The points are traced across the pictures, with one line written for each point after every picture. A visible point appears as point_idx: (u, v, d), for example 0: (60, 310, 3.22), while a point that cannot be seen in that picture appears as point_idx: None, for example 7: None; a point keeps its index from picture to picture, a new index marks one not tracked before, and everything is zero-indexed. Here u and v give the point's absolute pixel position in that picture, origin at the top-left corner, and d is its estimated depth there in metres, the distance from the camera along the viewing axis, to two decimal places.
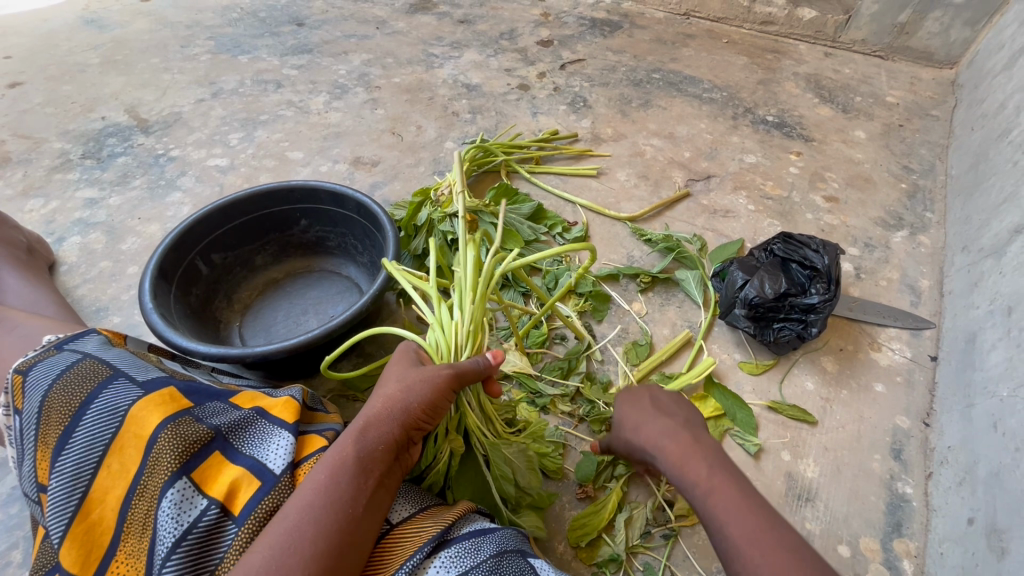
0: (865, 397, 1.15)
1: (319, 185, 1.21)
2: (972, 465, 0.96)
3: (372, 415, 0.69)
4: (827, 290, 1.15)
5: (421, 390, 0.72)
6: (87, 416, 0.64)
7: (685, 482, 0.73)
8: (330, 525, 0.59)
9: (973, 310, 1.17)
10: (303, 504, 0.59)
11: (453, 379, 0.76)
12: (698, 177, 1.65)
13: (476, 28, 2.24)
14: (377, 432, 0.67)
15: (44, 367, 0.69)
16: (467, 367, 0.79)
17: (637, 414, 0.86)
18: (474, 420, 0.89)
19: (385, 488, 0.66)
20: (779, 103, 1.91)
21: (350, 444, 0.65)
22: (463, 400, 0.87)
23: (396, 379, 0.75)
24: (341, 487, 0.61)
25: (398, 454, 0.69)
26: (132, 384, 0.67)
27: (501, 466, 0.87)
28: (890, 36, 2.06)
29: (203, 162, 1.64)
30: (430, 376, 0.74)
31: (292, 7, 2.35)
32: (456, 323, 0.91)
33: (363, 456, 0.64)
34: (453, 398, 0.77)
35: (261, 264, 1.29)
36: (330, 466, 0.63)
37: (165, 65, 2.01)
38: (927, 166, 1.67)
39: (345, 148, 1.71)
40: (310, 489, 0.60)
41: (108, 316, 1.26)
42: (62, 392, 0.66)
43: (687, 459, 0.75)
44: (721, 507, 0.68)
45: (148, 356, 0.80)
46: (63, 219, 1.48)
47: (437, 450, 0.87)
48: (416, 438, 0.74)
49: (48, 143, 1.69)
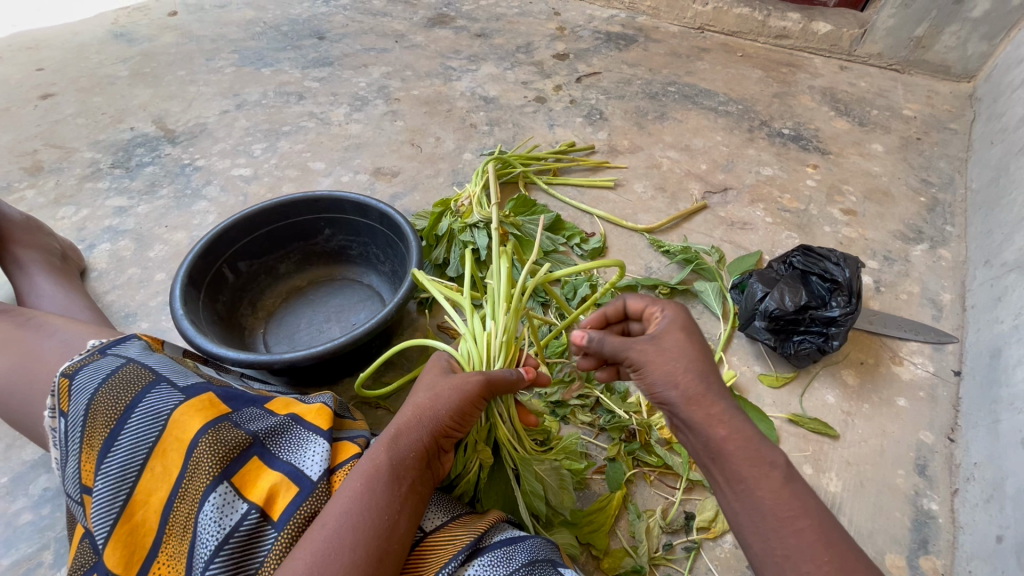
0: (887, 411, 1.14)
1: (344, 196, 1.23)
2: (1000, 482, 0.95)
3: (403, 422, 0.70)
4: (848, 303, 1.14)
5: (449, 399, 0.73)
6: (131, 420, 0.66)
7: (749, 471, 0.62)
8: (367, 533, 0.60)
9: (998, 325, 1.16)
10: (340, 513, 0.60)
11: (483, 386, 0.77)
12: (714, 189, 1.66)
13: (493, 42, 2.28)
14: (408, 440, 0.69)
15: (90, 371, 0.71)
16: (501, 376, 0.81)
17: (688, 351, 0.69)
18: (504, 432, 0.89)
19: (419, 495, 0.66)
20: (795, 116, 1.91)
21: (380, 451, 0.66)
22: (493, 411, 0.88)
23: (426, 388, 0.76)
24: (377, 494, 0.63)
25: (429, 462, 0.70)
26: (173, 390, 0.69)
27: (532, 483, 0.87)
28: (907, 50, 2.06)
29: (227, 172, 1.68)
30: (457, 382, 0.75)
31: (313, 22, 2.41)
32: (490, 333, 0.92)
33: (395, 464, 0.65)
34: (482, 405, 0.78)
35: (285, 272, 1.31)
36: (365, 474, 0.64)
37: (190, 78, 2.06)
38: (946, 179, 1.67)
39: (366, 158, 1.74)
40: (347, 497, 0.62)
41: (137, 322, 1.29)
42: (108, 396, 0.68)
43: (758, 444, 0.64)
44: (797, 509, 0.60)
45: (185, 362, 0.82)
46: (93, 226, 1.52)
47: (466, 459, 0.88)
48: (445, 446, 0.75)
49: (78, 152, 1.74)
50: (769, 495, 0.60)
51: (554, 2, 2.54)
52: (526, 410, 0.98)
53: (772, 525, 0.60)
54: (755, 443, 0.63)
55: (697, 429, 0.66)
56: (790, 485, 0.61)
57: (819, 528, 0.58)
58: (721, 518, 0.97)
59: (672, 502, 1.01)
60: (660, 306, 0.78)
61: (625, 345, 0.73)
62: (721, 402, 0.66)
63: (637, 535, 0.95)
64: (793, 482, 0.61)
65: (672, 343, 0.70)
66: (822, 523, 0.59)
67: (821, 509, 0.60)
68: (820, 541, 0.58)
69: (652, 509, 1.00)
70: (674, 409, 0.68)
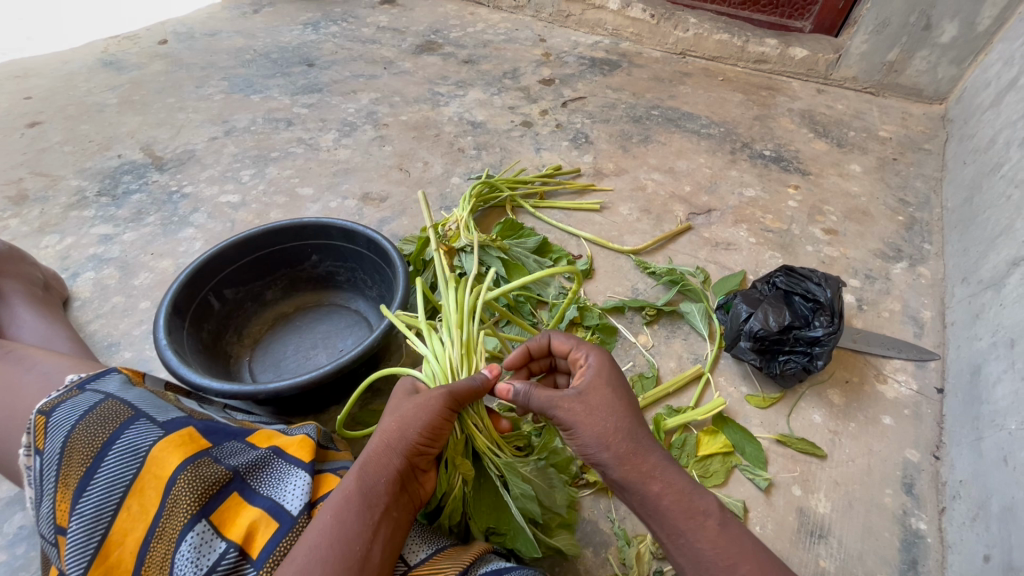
0: (873, 429, 1.15)
1: (331, 223, 1.24)
2: (985, 500, 0.96)
3: (372, 451, 0.70)
4: (831, 323, 1.16)
5: (417, 420, 0.74)
6: (107, 458, 0.65)
7: (673, 526, 0.69)
8: (339, 566, 0.59)
9: (976, 341, 1.19)
10: (307, 547, 0.60)
11: (447, 399, 0.78)
12: (699, 211, 1.68)
13: (481, 67, 2.33)
14: (376, 467, 0.69)
15: (68, 408, 0.72)
16: (467, 386, 0.82)
17: (607, 417, 0.75)
18: (483, 442, 0.90)
19: (395, 519, 0.66)
20: (775, 138, 1.97)
21: (349, 479, 0.67)
22: (467, 420, 0.89)
23: (392, 411, 0.77)
24: (349, 525, 0.62)
25: (404, 483, 0.70)
26: (152, 426, 0.69)
27: (520, 486, 0.86)
28: (880, 74, 2.15)
29: (215, 199, 1.68)
30: (423, 400, 0.76)
31: (302, 49, 2.45)
32: (448, 347, 0.95)
33: (366, 491, 0.66)
34: (452, 418, 0.79)
35: (271, 298, 1.31)
36: (336, 505, 0.63)
37: (180, 105, 2.08)
38: (922, 199, 1.72)
39: (354, 184, 1.75)
40: (315, 532, 0.61)
41: (119, 352, 1.27)
42: (85, 433, 0.68)
43: (690, 495, 0.70)
44: (731, 555, 0.66)
45: (166, 396, 0.82)
46: (77, 254, 1.50)
47: (450, 475, 0.86)
48: (421, 464, 0.75)
49: (64, 180, 1.73)
50: (708, 543, 0.67)
51: (540, 29, 2.62)
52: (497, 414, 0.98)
53: (715, 571, 0.65)
54: (687, 493, 0.70)
55: (634, 487, 0.72)
56: (725, 532, 0.67)
57: (756, 567, 0.65)
58: None
59: None
60: (586, 355, 0.85)
61: (555, 410, 0.78)
62: (652, 457, 0.73)
63: (627, 561, 0.94)
64: (725, 526, 0.68)
65: (600, 407, 0.76)
66: (758, 561, 0.65)
67: (758, 552, 0.66)
68: None
69: (642, 535, 0.99)
70: (607, 468, 0.74)
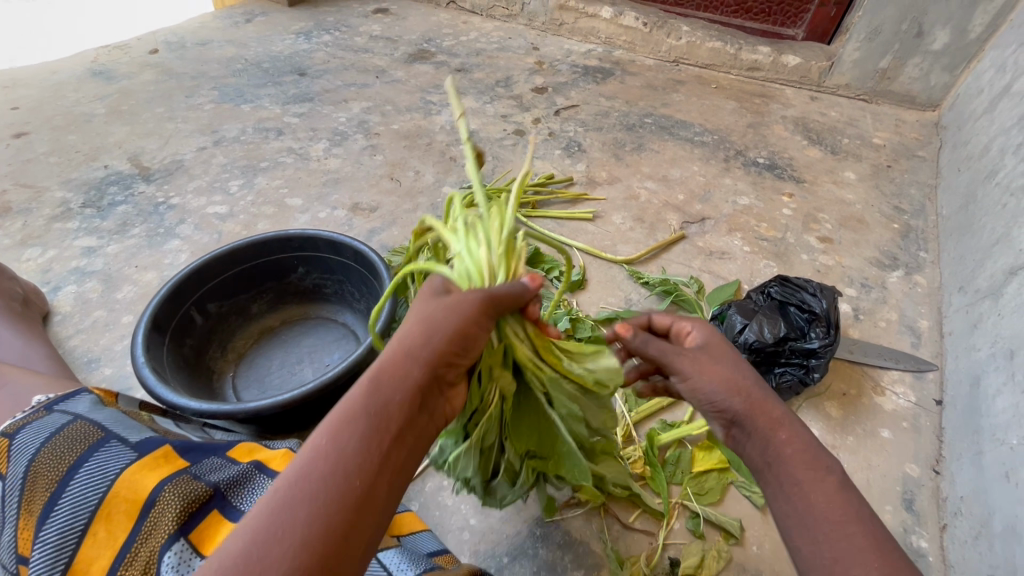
0: (872, 443, 1.12)
1: (317, 234, 1.21)
2: (987, 517, 0.93)
3: (388, 361, 0.62)
4: (826, 334, 1.14)
5: (443, 329, 0.63)
6: (74, 482, 0.63)
7: (790, 477, 0.60)
8: (333, 497, 0.53)
9: (975, 352, 1.17)
10: (303, 470, 0.54)
11: (483, 304, 0.66)
12: (692, 219, 1.67)
13: (473, 76, 2.32)
14: (391, 380, 0.61)
15: (33, 429, 0.68)
16: (505, 292, 0.70)
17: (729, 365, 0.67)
18: (524, 355, 0.76)
19: (405, 443, 0.60)
20: (769, 145, 1.96)
21: (360, 386, 0.60)
22: (505, 329, 0.75)
23: (420, 309, 0.67)
24: (349, 450, 0.55)
25: (422, 399, 0.63)
26: (124, 447, 0.67)
27: (566, 406, 0.76)
28: (873, 81, 2.15)
29: (202, 210, 1.65)
30: (451, 302, 0.66)
31: (294, 58, 2.44)
32: (490, 265, 0.75)
33: (377, 410, 0.58)
34: (488, 324, 0.68)
35: (257, 312, 1.28)
36: (337, 425, 0.57)
37: (169, 115, 2.05)
38: (917, 206, 1.71)
39: (344, 194, 1.73)
40: (311, 455, 0.55)
41: (100, 368, 1.24)
42: (51, 457, 0.65)
43: (812, 449, 0.62)
44: (842, 513, 0.57)
45: (139, 416, 0.80)
46: (59, 268, 1.47)
47: (484, 390, 0.78)
48: (450, 376, 0.66)
49: (49, 192, 1.70)
50: (822, 498, 0.58)
51: (533, 38, 2.61)
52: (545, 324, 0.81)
53: (825, 529, 0.56)
54: (811, 450, 0.62)
55: (754, 433, 0.63)
56: (843, 491, 0.59)
57: (869, 534, 0.55)
58: (706, 564, 0.94)
59: (655, 548, 0.98)
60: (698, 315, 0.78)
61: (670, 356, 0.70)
62: (779, 407, 0.65)
63: None
64: (846, 490, 0.59)
65: (723, 357, 0.69)
66: (873, 530, 0.56)
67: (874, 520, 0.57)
68: (872, 548, 0.54)
69: (636, 556, 0.97)
70: (730, 416, 0.65)
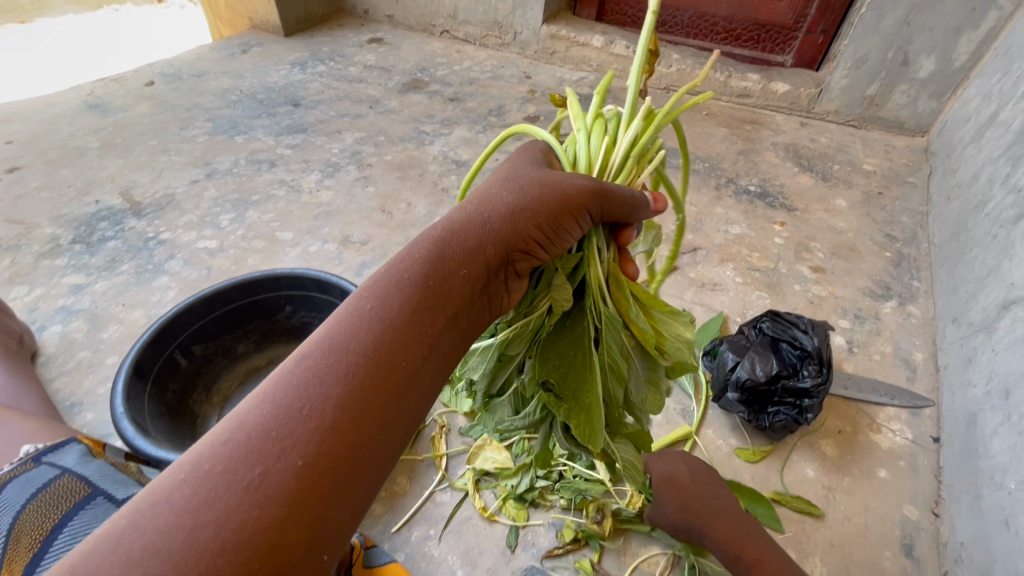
0: (868, 484, 1.10)
1: (304, 273, 1.21)
2: (988, 566, 0.90)
3: (462, 230, 0.60)
4: (819, 373, 1.12)
5: (527, 216, 0.62)
6: (61, 539, 0.62)
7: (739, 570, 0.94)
8: (373, 374, 0.50)
9: (970, 389, 1.15)
10: (349, 332, 0.52)
11: (588, 195, 0.64)
12: (684, 249, 1.66)
13: (466, 105, 2.34)
14: (462, 254, 0.59)
15: (20, 483, 0.67)
16: (617, 191, 0.68)
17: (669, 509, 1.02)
18: (598, 276, 0.71)
19: (457, 328, 0.59)
20: (760, 173, 1.96)
21: (414, 264, 0.57)
22: (591, 240, 0.71)
23: (507, 181, 0.66)
24: (399, 326, 0.53)
25: (484, 286, 0.61)
26: (112, 505, 0.68)
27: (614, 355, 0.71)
28: (862, 107, 2.17)
29: (192, 245, 1.65)
30: (523, 186, 0.64)
31: (289, 89, 2.46)
32: (608, 178, 0.72)
33: (440, 287, 0.57)
34: (584, 218, 0.65)
35: (242, 352, 1.28)
36: (395, 296, 0.55)
37: (162, 147, 2.07)
38: (909, 234, 1.71)
39: (335, 227, 1.73)
40: (357, 318, 0.53)
41: (81, 413, 1.22)
42: (36, 513, 0.64)
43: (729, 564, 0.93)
44: None
45: (127, 468, 0.80)
46: (46, 306, 1.46)
47: (536, 297, 0.73)
48: (519, 266, 0.64)
49: (38, 228, 1.70)
50: None
51: (526, 66, 2.65)
52: (628, 261, 0.83)
53: None
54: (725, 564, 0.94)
55: None
56: None
57: None
58: None
59: None
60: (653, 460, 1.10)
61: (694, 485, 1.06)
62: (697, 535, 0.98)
63: None
64: None
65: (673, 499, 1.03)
66: None
67: None
68: None
69: None
70: None
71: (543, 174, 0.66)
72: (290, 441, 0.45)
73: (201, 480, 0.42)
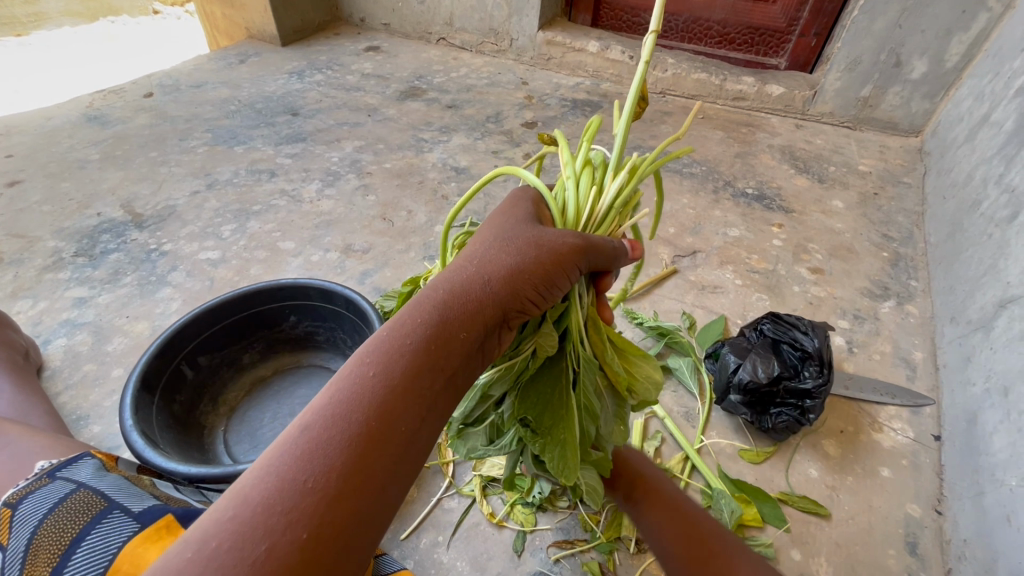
0: (872, 483, 1.11)
1: (309, 283, 1.22)
2: (992, 562, 0.92)
3: (460, 291, 0.60)
4: (819, 373, 1.14)
5: (525, 277, 0.63)
6: (77, 554, 0.62)
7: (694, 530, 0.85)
8: (375, 443, 0.50)
9: (971, 387, 1.16)
10: (351, 401, 0.51)
11: (576, 253, 0.67)
12: (684, 252, 1.68)
13: (464, 112, 2.36)
14: (461, 314, 0.59)
15: (38, 498, 0.69)
16: (601, 243, 0.72)
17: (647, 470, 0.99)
18: (579, 321, 0.73)
19: (456, 388, 0.59)
20: (757, 175, 1.98)
21: (415, 328, 0.57)
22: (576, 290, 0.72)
23: (504, 236, 0.66)
24: (400, 391, 0.53)
25: (481, 344, 0.61)
26: (126, 517, 0.66)
27: (590, 398, 0.74)
28: (856, 109, 2.20)
29: (194, 256, 1.65)
30: (521, 243, 0.65)
31: (287, 98, 2.48)
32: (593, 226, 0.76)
33: (441, 350, 0.57)
34: (573, 273, 0.67)
35: (248, 363, 1.29)
36: (394, 361, 0.54)
37: (162, 159, 2.07)
38: (905, 234, 1.73)
39: (336, 236, 1.74)
40: (356, 387, 0.52)
41: (88, 426, 1.22)
42: (56, 528, 0.65)
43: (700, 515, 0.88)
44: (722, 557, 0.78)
45: (141, 481, 0.80)
46: (50, 319, 1.47)
47: (522, 340, 0.75)
48: (514, 321, 0.65)
49: (41, 242, 1.70)
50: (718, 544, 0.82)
51: (523, 72, 2.67)
52: (605, 305, 0.86)
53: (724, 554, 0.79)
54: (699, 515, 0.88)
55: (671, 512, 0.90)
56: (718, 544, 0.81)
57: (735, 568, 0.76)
58: None
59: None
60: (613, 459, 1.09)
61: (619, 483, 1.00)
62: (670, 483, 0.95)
63: None
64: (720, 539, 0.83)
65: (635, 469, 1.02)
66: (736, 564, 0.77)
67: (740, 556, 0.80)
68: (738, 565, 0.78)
69: None
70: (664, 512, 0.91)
71: (538, 231, 0.67)
72: (294, 516, 0.44)
73: (208, 560, 0.41)
